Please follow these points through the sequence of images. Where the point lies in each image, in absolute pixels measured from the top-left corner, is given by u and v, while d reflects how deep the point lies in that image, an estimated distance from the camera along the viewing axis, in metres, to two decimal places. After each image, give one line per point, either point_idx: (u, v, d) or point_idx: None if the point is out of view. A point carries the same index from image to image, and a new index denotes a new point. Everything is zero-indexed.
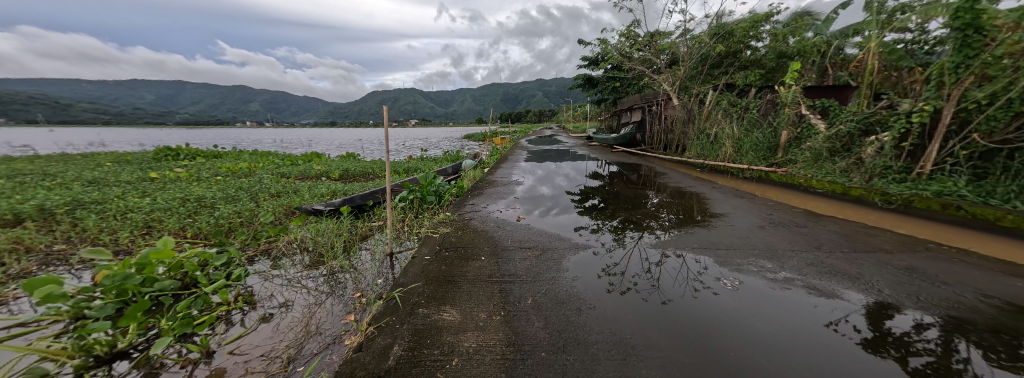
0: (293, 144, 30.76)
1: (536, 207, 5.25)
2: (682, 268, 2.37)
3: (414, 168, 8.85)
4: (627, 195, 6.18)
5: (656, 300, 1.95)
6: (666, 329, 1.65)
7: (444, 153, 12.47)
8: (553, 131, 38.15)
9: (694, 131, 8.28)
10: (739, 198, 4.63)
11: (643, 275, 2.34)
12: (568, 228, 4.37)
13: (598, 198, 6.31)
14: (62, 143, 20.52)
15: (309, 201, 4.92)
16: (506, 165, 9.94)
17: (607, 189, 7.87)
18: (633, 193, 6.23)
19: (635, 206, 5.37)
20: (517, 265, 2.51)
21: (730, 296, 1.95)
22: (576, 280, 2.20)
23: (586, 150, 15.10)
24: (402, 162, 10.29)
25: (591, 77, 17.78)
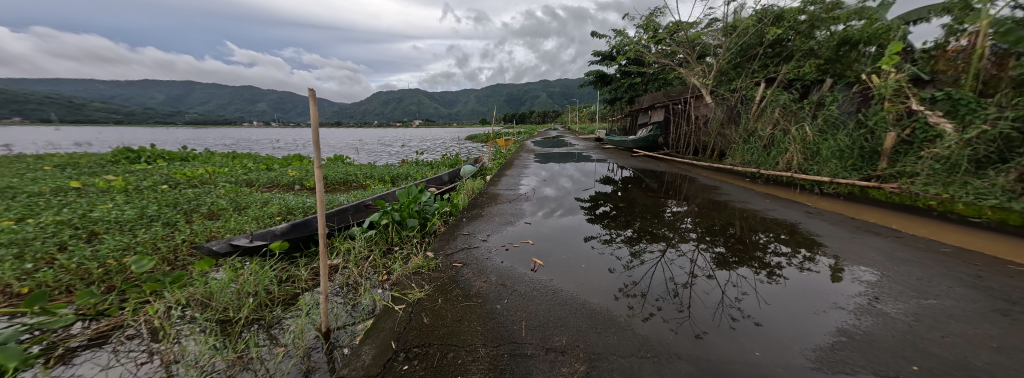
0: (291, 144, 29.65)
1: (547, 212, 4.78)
2: (710, 293, 2.29)
3: (404, 176, 7.56)
4: (641, 200, 5.92)
5: (688, 332, 1.74)
6: (717, 362, 1.50)
7: (442, 157, 11.21)
8: (560, 132, 36.73)
9: (737, 135, 6.96)
10: (851, 235, 3.28)
11: (666, 297, 2.22)
12: (576, 235, 4.07)
13: (609, 203, 5.98)
14: (45, 143, 19.58)
15: (250, 226, 3.65)
16: (511, 173, 8.62)
17: (622, 192, 7.14)
18: (650, 200, 5.81)
19: (651, 213, 5.00)
20: (524, 293, 2.09)
21: (769, 324, 1.86)
22: (589, 302, 2.02)
23: (598, 153, 13.80)
24: (394, 167, 9.02)
25: (604, 74, 16.38)
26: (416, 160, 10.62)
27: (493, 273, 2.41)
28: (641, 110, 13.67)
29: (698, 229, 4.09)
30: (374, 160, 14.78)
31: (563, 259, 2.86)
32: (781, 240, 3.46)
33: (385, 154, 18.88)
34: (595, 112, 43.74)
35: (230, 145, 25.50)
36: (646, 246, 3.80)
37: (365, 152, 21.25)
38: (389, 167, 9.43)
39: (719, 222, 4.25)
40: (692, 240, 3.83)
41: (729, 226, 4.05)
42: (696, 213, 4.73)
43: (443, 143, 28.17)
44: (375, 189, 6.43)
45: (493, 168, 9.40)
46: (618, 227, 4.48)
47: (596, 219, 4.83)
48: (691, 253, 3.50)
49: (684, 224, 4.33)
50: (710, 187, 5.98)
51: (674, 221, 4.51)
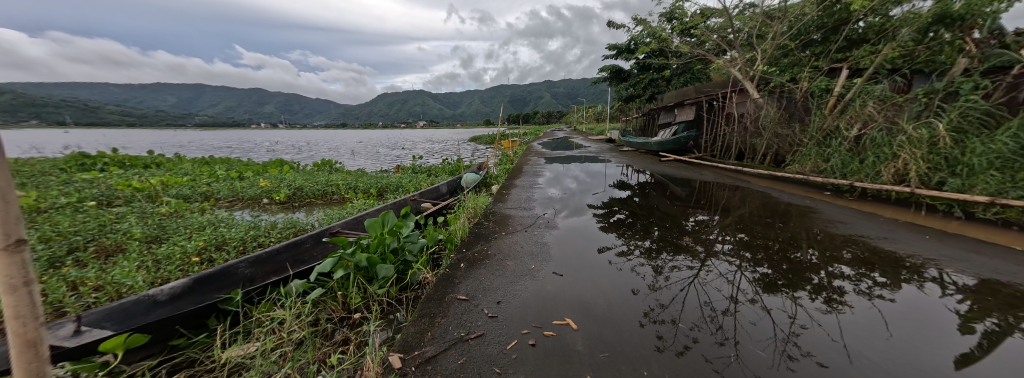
0: (286, 145, 28.31)
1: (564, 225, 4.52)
2: (760, 320, 2.34)
3: (395, 188, 6.26)
4: (660, 210, 5.73)
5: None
6: None
7: (442, 162, 9.95)
8: (566, 133, 35.43)
9: (806, 137, 5.66)
10: None
11: (710, 329, 2.21)
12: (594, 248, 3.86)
13: (626, 211, 5.77)
14: (18, 145, 18.31)
15: (134, 277, 2.37)
16: (524, 182, 7.33)
17: (645, 202, 6.39)
18: (676, 211, 5.53)
19: (677, 227, 4.78)
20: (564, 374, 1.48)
21: (829, 361, 1.91)
22: (616, 324, 1.87)
23: (616, 156, 12.51)
24: (384, 175, 7.73)
25: (620, 69, 14.98)
26: (412, 167, 9.29)
27: (514, 301, 2.10)
28: (664, 109, 12.35)
29: (731, 247, 3.92)
30: (368, 164, 13.51)
31: (586, 287, 2.32)
32: (825, 259, 3.34)
33: (382, 157, 17.54)
34: (602, 112, 42.46)
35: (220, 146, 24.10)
36: (677, 264, 3.64)
37: (361, 153, 19.92)
38: (380, 174, 8.13)
39: (756, 237, 4.08)
40: (722, 252, 3.79)
41: (764, 242, 3.92)
42: (727, 228, 4.55)
43: (443, 144, 26.92)
44: (356, 206, 5.16)
45: (500, 176, 8.09)
46: (644, 242, 4.31)
47: (621, 233, 4.64)
48: (727, 272, 3.35)
49: (716, 240, 4.14)
50: (758, 206, 5.12)
51: (704, 237, 4.31)
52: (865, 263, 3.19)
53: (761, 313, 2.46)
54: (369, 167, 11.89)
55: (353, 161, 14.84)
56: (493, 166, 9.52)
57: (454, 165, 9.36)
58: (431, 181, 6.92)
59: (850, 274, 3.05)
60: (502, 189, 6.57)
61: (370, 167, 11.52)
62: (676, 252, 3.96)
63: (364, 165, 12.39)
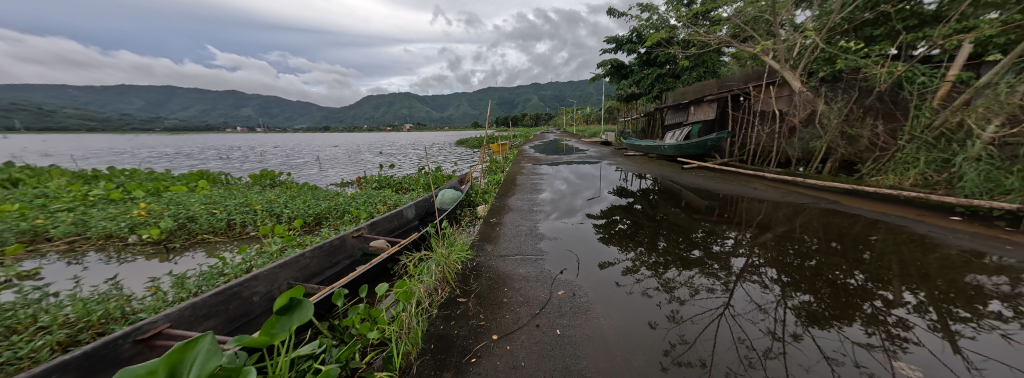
0: (247, 150, 25.59)
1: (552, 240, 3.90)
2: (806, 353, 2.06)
3: (343, 216, 4.45)
4: (660, 222, 5.25)
5: None
6: None
7: (419, 172, 8.18)
8: (556, 134, 34.15)
9: (903, 137, 4.49)
10: None
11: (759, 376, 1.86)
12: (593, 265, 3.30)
13: (628, 220, 5.37)
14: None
15: None
16: (521, 200, 5.64)
17: (646, 214, 5.68)
18: (693, 232, 4.63)
19: (685, 241, 4.33)
20: None
21: None
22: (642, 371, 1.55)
23: (621, 161, 11.04)
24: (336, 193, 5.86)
25: (622, 64, 13.51)
26: (376, 180, 7.40)
27: (542, 376, 1.52)
28: (674, 107, 11.02)
29: (751, 264, 3.57)
30: (329, 172, 11.46)
31: (605, 323, 1.95)
32: (861, 277, 3.05)
33: (351, 163, 15.36)
34: (592, 114, 41.77)
35: (164, 153, 21.09)
36: (694, 280, 3.23)
37: (329, 160, 17.66)
38: (333, 192, 6.25)
39: (779, 255, 3.71)
40: (746, 273, 3.35)
41: (785, 258, 3.60)
42: (742, 244, 4.11)
43: (424, 148, 24.99)
44: (266, 248, 3.33)
45: (488, 193, 6.33)
46: (649, 259, 3.85)
47: (623, 248, 4.13)
48: (754, 291, 2.98)
49: (732, 258, 3.71)
50: (791, 227, 4.40)
51: (720, 255, 3.86)
52: (911, 282, 2.93)
53: (815, 354, 2.06)
54: (326, 178, 9.83)
55: (313, 169, 12.64)
56: (479, 178, 7.74)
57: (428, 178, 7.50)
58: (397, 202, 5.16)
59: (901, 295, 2.75)
60: (494, 213, 4.82)
61: (327, 179, 9.47)
62: (689, 270, 3.54)
63: (320, 176, 10.27)
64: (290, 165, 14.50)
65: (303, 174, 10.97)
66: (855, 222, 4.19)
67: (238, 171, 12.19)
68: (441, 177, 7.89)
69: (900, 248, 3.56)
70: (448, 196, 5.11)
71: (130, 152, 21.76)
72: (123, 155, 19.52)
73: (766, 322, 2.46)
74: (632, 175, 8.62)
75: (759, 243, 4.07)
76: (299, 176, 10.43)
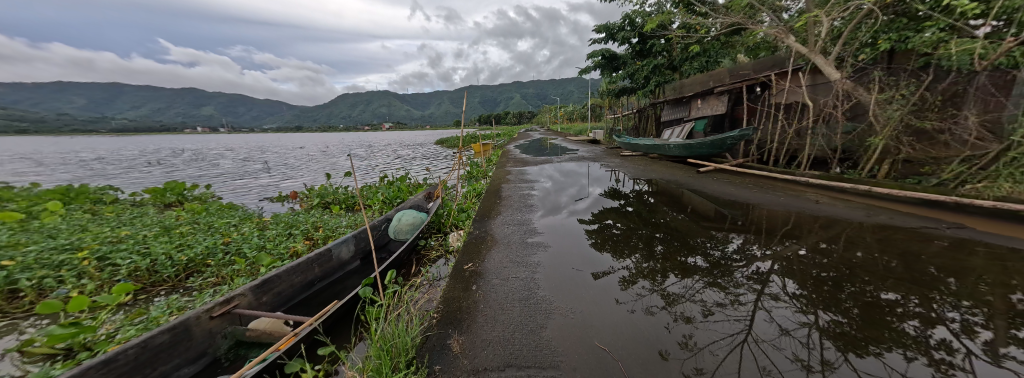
0: (201, 153, 23.04)
1: (536, 250, 3.16)
2: None
3: (228, 265, 2.86)
4: (657, 224, 4.55)
5: None
6: None
7: (381, 182, 6.63)
8: (541, 133, 32.97)
9: (1017, 131, 3.37)
10: None
11: None
12: (583, 276, 2.65)
13: (620, 223, 4.71)
14: None
15: None
16: (510, 220, 4.16)
17: (641, 216, 4.95)
18: (697, 239, 3.88)
19: (682, 244, 3.74)
20: None
21: None
22: None
23: (619, 161, 9.83)
24: (248, 217, 4.21)
25: (614, 54, 12.29)
26: (319, 195, 5.70)
27: None
28: (674, 101, 9.88)
29: (761, 270, 3.00)
30: (281, 180, 9.70)
31: None
32: (893, 291, 2.48)
33: (311, 169, 13.42)
34: (577, 111, 40.95)
35: (92, 159, 18.23)
36: (699, 290, 2.59)
37: (287, 164, 15.56)
38: (250, 215, 4.58)
39: (795, 264, 3.09)
40: (756, 281, 2.77)
41: (798, 265, 3.04)
42: (746, 250, 3.49)
43: (402, 149, 23.22)
44: (19, 351, 1.77)
45: (464, 213, 4.81)
46: (645, 265, 3.18)
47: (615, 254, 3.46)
48: (768, 305, 2.38)
49: (737, 266, 3.10)
50: (827, 237, 3.57)
51: (728, 261, 3.23)
52: (952, 296, 2.37)
53: None
54: (267, 190, 7.99)
55: (259, 178, 10.68)
56: (455, 189, 6.23)
57: (389, 193, 5.87)
58: (329, 234, 3.58)
59: (948, 313, 2.18)
60: (473, 245, 3.32)
61: (268, 190, 7.71)
62: (689, 276, 2.90)
63: (261, 188, 8.40)
64: (235, 172, 12.40)
65: (242, 185, 9.05)
66: (914, 233, 3.35)
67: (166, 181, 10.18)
68: (406, 188, 6.29)
69: (964, 262, 2.82)
70: (407, 221, 3.80)
71: (51, 157, 18.80)
72: (38, 161, 16.69)
73: (792, 348, 1.86)
74: (636, 180, 7.31)
75: (768, 249, 3.47)
76: (235, 187, 8.54)
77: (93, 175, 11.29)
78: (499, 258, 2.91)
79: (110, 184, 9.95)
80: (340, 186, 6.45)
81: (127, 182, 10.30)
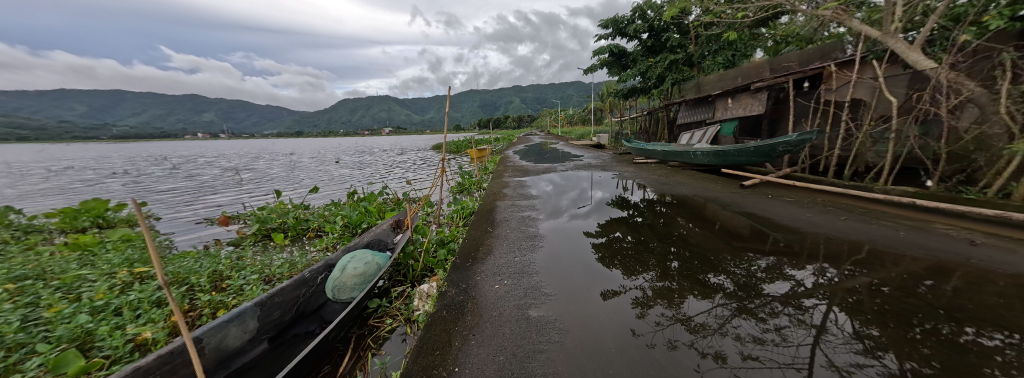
0: (183, 161, 21.85)
1: (532, 272, 2.77)
2: None
3: (9, 375, 1.66)
4: (668, 236, 4.04)
5: None
6: None
7: (347, 202, 5.41)
8: (542, 137, 31.76)
9: None
10: None
11: None
12: (590, 300, 2.34)
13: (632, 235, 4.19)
14: None
15: None
16: (503, 265, 2.90)
17: (653, 228, 4.41)
18: (718, 255, 3.36)
19: (702, 260, 3.28)
20: None
21: None
22: None
23: (632, 170, 8.60)
24: (128, 267, 3.01)
25: (623, 50, 11.07)
26: (262, 220, 4.68)
27: None
28: (694, 102, 8.67)
29: (801, 291, 2.57)
30: (244, 194, 8.44)
31: None
32: (967, 325, 2.03)
33: (292, 179, 12.25)
34: (578, 115, 39.92)
35: (62, 168, 17.12)
36: (731, 319, 2.18)
37: (269, 174, 14.40)
38: (148, 260, 3.39)
39: (843, 288, 2.56)
40: (796, 305, 2.35)
41: (850, 289, 2.55)
42: (777, 268, 3.00)
43: (395, 155, 22.02)
44: None
45: (439, 247, 3.63)
46: (662, 284, 2.74)
47: (628, 271, 3.02)
48: (825, 345, 1.91)
49: (769, 287, 2.62)
50: (904, 263, 2.84)
51: (757, 280, 2.77)
52: None
53: None
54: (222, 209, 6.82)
55: (228, 192, 9.51)
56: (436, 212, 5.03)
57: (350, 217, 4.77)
58: (215, 299, 2.48)
59: None
60: (439, 330, 1.99)
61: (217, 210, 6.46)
62: (713, 298, 2.47)
63: (218, 206, 7.23)
64: (206, 185, 11.23)
65: (201, 202, 7.89)
66: None
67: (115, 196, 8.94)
68: (376, 210, 5.09)
69: None
70: (353, 270, 2.72)
71: (25, 167, 17.78)
72: (7, 173, 15.62)
73: None
74: (651, 191, 6.26)
75: (806, 269, 2.94)
76: (189, 205, 7.38)
77: (47, 191, 10.18)
78: (493, 284, 2.55)
79: (59, 202, 8.83)
80: (292, 206, 5.44)
81: (80, 198, 9.18)
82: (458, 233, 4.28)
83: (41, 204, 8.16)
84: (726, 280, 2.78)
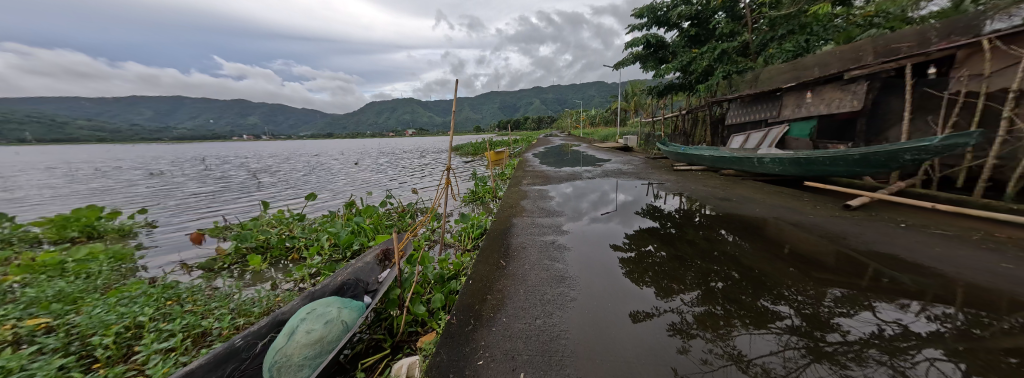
0: (210, 162, 22.35)
1: (547, 292, 2.44)
2: None
3: None
4: (700, 246, 3.45)
5: None
6: None
7: (338, 219, 4.62)
8: (563, 138, 30.48)
9: None
10: None
11: None
12: (618, 326, 2.02)
13: (666, 242, 3.72)
14: None
15: None
16: (526, 337, 1.91)
17: (677, 237, 3.76)
18: (768, 272, 2.79)
19: (751, 273, 2.81)
20: None
21: None
22: None
23: (675, 176, 7.35)
24: (39, 312, 2.34)
25: (661, 40, 9.71)
26: (240, 238, 4.00)
27: None
28: (751, 98, 7.33)
29: (885, 320, 2.08)
30: (246, 202, 7.91)
31: None
32: None
33: (304, 182, 11.81)
34: (602, 115, 38.26)
35: (98, 169, 17.76)
36: (798, 359, 1.76)
37: (285, 176, 14.14)
38: (84, 294, 2.73)
39: (932, 316, 2.07)
40: (879, 338, 1.90)
41: (952, 320, 2.03)
42: (839, 289, 2.45)
43: (412, 157, 21.53)
44: None
45: (438, 291, 2.75)
46: (701, 309, 2.28)
47: (663, 287, 2.63)
48: None
49: (834, 315, 2.13)
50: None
51: (821, 305, 2.27)
52: None
53: None
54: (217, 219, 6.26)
55: (235, 197, 9.09)
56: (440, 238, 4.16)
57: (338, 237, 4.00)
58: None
59: None
60: None
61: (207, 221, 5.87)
62: (768, 328, 2.04)
63: (214, 215, 6.70)
64: (218, 188, 10.96)
65: (202, 209, 7.43)
66: None
67: (123, 202, 8.66)
68: (371, 228, 4.28)
69: None
70: (307, 336, 1.89)
71: (67, 167, 18.62)
72: (48, 174, 16.28)
73: None
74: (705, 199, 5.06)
75: (894, 292, 2.37)
76: (188, 213, 6.91)
77: (67, 194, 10.18)
78: (504, 307, 2.25)
79: (72, 206, 8.69)
80: (276, 223, 4.76)
81: (93, 202, 9.03)
82: (466, 266, 3.42)
83: (50, 209, 7.99)
84: (780, 301, 2.36)
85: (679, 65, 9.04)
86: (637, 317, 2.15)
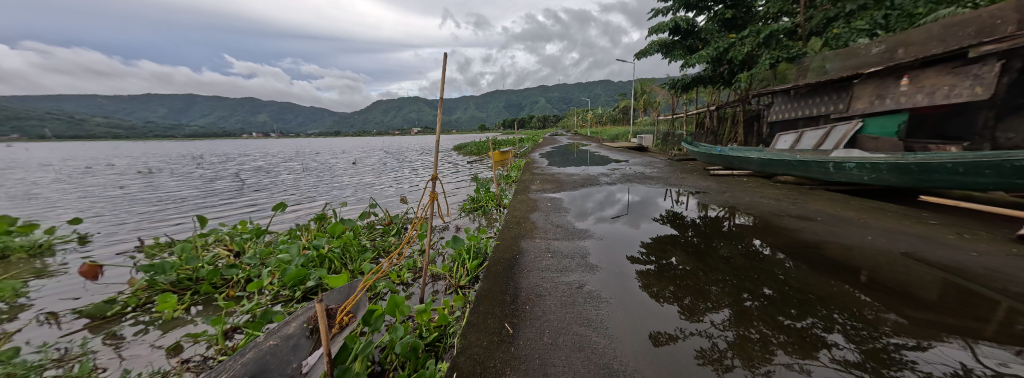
0: (197, 159, 21.26)
1: (551, 316, 2.00)
2: None
3: None
4: (723, 257, 2.85)
5: None
6: None
7: (293, 243, 3.44)
8: (569, 138, 29.25)
9: None
10: None
11: None
12: (629, 358, 1.62)
13: (691, 242, 3.25)
14: None
15: None
16: None
17: (699, 247, 3.11)
18: (810, 287, 2.26)
19: (796, 281, 2.35)
20: None
21: None
22: None
23: (715, 182, 6.16)
24: None
25: (692, 24, 8.49)
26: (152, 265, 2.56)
27: None
28: (810, 89, 6.15)
29: (980, 348, 1.62)
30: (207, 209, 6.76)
31: None
32: None
33: (287, 185, 10.65)
34: (609, 114, 36.98)
35: (71, 165, 16.57)
36: None
37: (270, 176, 12.95)
38: None
39: None
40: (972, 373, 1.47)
41: None
42: (904, 310, 1.95)
43: (410, 158, 20.42)
44: None
45: None
46: (732, 333, 1.82)
47: (690, 299, 2.19)
48: None
49: (899, 346, 1.66)
50: None
51: (882, 330, 1.80)
52: None
53: None
54: (156, 234, 5.07)
55: (200, 201, 7.93)
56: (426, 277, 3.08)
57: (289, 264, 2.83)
58: None
59: None
60: None
61: (140, 237, 4.73)
62: (819, 361, 1.59)
63: (160, 226, 5.52)
64: (189, 188, 9.76)
65: (151, 218, 6.24)
66: None
67: (70, 205, 7.51)
68: (337, 256, 3.11)
69: None
70: None
71: (41, 163, 17.49)
72: (15, 171, 15.06)
73: None
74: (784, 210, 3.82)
75: (988, 311, 1.88)
76: (129, 223, 5.72)
77: (16, 193, 8.98)
78: (494, 334, 1.84)
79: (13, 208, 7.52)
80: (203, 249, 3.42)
81: (39, 205, 7.85)
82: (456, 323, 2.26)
83: None
84: (832, 316, 1.93)
85: (715, 52, 7.85)
86: (654, 338, 1.78)
